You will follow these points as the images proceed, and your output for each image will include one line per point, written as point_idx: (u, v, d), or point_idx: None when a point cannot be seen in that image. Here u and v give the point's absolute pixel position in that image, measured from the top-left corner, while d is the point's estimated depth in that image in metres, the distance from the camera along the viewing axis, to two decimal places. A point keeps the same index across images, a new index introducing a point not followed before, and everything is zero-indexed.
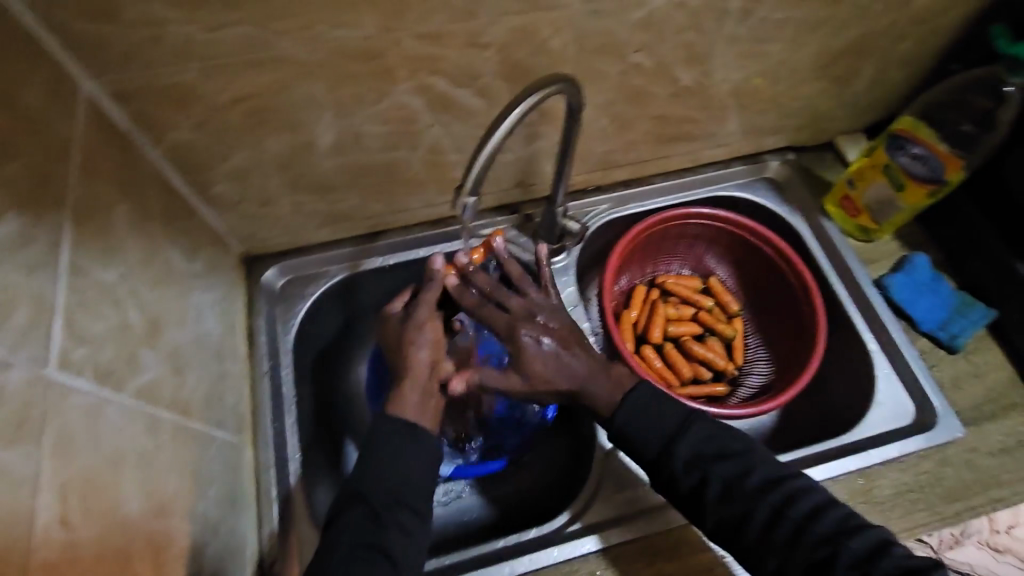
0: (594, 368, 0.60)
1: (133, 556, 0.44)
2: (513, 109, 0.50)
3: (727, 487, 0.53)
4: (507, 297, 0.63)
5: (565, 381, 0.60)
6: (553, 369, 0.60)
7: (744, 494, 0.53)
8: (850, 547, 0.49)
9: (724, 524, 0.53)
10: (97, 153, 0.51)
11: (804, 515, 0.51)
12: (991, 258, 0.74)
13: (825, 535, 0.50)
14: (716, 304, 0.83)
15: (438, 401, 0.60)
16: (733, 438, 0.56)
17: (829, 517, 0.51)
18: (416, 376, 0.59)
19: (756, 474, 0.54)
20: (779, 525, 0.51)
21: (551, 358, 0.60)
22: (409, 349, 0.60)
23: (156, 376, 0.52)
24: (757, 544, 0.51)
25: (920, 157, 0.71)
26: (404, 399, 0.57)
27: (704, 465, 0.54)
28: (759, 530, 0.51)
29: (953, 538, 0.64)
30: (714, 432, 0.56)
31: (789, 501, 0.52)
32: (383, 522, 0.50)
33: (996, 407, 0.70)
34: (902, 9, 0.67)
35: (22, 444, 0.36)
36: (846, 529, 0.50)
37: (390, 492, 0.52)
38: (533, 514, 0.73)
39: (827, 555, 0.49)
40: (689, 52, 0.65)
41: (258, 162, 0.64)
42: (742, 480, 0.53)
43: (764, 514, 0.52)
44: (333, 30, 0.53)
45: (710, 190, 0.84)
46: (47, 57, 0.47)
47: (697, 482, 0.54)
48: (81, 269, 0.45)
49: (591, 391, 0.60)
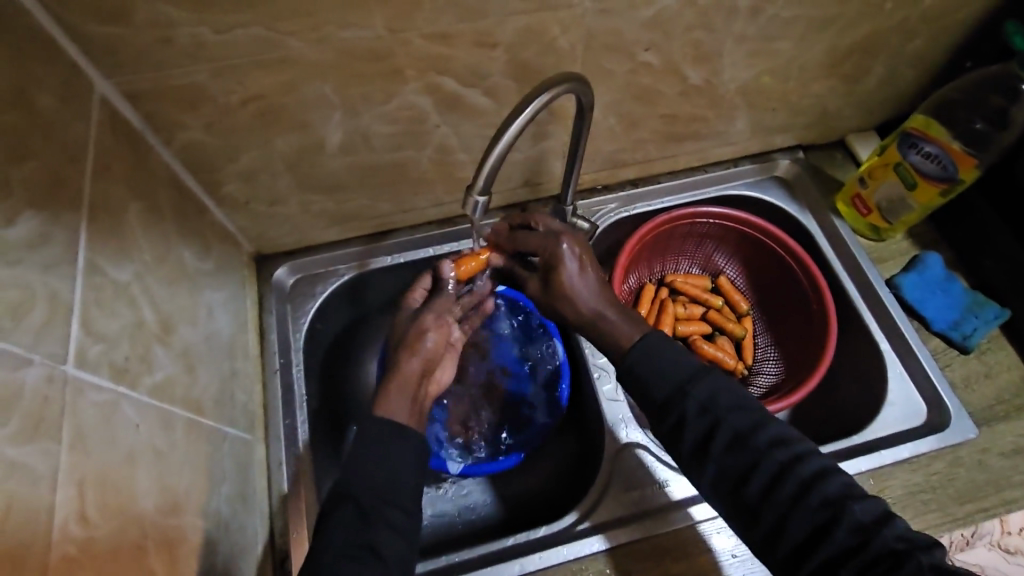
0: (615, 304, 0.61)
1: (148, 552, 0.44)
2: (524, 108, 0.50)
3: (736, 438, 0.52)
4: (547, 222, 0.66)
5: (586, 305, 0.61)
6: (579, 290, 0.61)
7: (751, 447, 0.52)
8: (854, 512, 0.48)
9: (727, 474, 0.52)
10: (111, 151, 0.51)
11: (812, 476, 0.50)
12: (1004, 255, 0.74)
13: (830, 497, 0.49)
14: (725, 303, 0.83)
15: (422, 409, 0.57)
16: (750, 395, 0.55)
17: (837, 480, 0.50)
18: (404, 382, 0.57)
19: (769, 429, 0.52)
20: (783, 481, 0.50)
21: (579, 277, 0.61)
22: (401, 354, 0.58)
23: (169, 374, 0.53)
24: (757, 498, 0.51)
25: (932, 156, 0.70)
26: (389, 401, 0.55)
27: (717, 411, 0.53)
28: (761, 486, 0.51)
29: (964, 539, 0.63)
30: (731, 385, 0.55)
31: (797, 461, 0.51)
32: (370, 521, 0.49)
33: (1008, 407, 0.69)
34: (914, 6, 0.66)
35: (41, 441, 0.36)
36: (854, 493, 0.49)
37: (379, 493, 0.50)
38: (543, 509, 0.73)
39: (827, 519, 0.48)
40: (699, 51, 0.65)
41: (268, 162, 0.64)
42: (753, 434, 0.52)
43: (769, 471, 0.51)
44: (344, 30, 0.53)
45: (718, 189, 0.84)
46: (62, 56, 0.47)
47: (705, 428, 0.53)
48: (97, 267, 0.45)
49: (610, 323, 0.60)
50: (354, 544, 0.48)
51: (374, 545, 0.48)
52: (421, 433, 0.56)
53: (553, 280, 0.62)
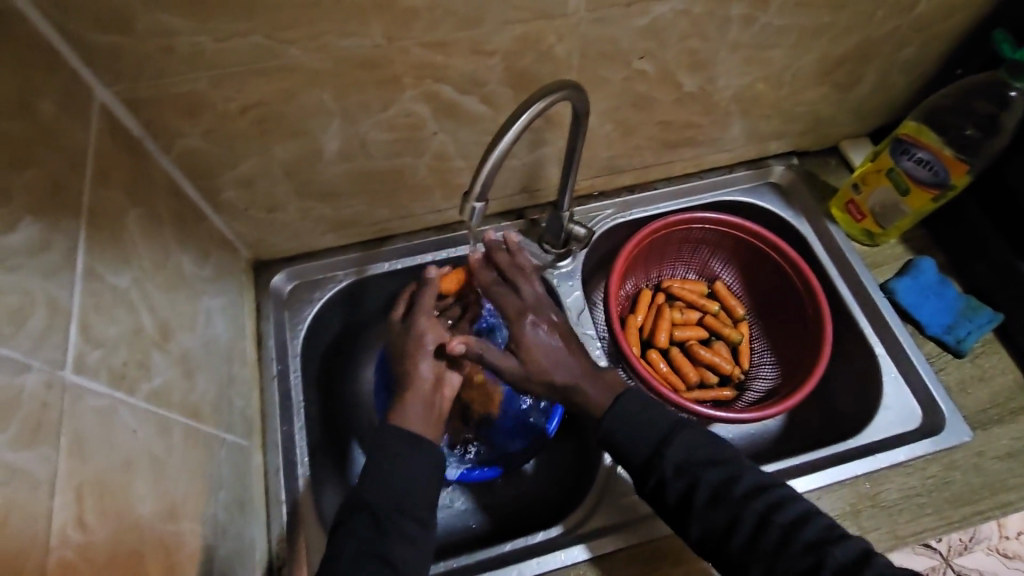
0: (586, 371, 0.62)
1: (146, 558, 0.44)
2: (520, 116, 0.50)
3: (715, 493, 0.55)
4: (521, 282, 0.65)
5: (562, 375, 0.61)
6: (552, 362, 0.62)
7: (730, 502, 0.54)
8: (834, 555, 0.51)
9: (711, 531, 0.54)
10: (111, 158, 0.51)
11: (789, 523, 0.53)
12: (996, 261, 0.74)
13: (808, 543, 0.52)
14: (722, 308, 0.84)
15: (440, 411, 0.60)
16: (723, 447, 0.58)
17: (814, 525, 0.53)
18: (418, 390, 0.59)
19: (744, 481, 0.55)
20: (765, 531, 0.53)
21: (551, 352, 0.62)
22: (413, 359, 0.61)
23: (168, 380, 0.53)
24: (743, 550, 0.53)
25: (925, 162, 0.71)
26: (407, 410, 0.58)
27: (692, 470, 0.56)
28: (746, 536, 0.53)
29: (962, 544, 0.65)
30: (703, 439, 0.58)
31: (774, 508, 0.53)
32: (385, 530, 0.52)
33: (1002, 411, 0.70)
34: (905, 15, 0.67)
35: (40, 446, 0.37)
36: (831, 537, 0.52)
37: (393, 504, 0.53)
38: (537, 518, 0.73)
39: (812, 563, 0.51)
40: (694, 58, 0.65)
41: (266, 169, 0.65)
42: (730, 487, 0.55)
43: (750, 522, 0.53)
44: (343, 39, 0.53)
45: (714, 195, 0.85)
46: (63, 65, 0.47)
47: (684, 488, 0.55)
48: (96, 273, 0.45)
49: (586, 393, 0.61)
50: (369, 555, 0.51)
51: (385, 554, 0.51)
52: (439, 440, 0.59)
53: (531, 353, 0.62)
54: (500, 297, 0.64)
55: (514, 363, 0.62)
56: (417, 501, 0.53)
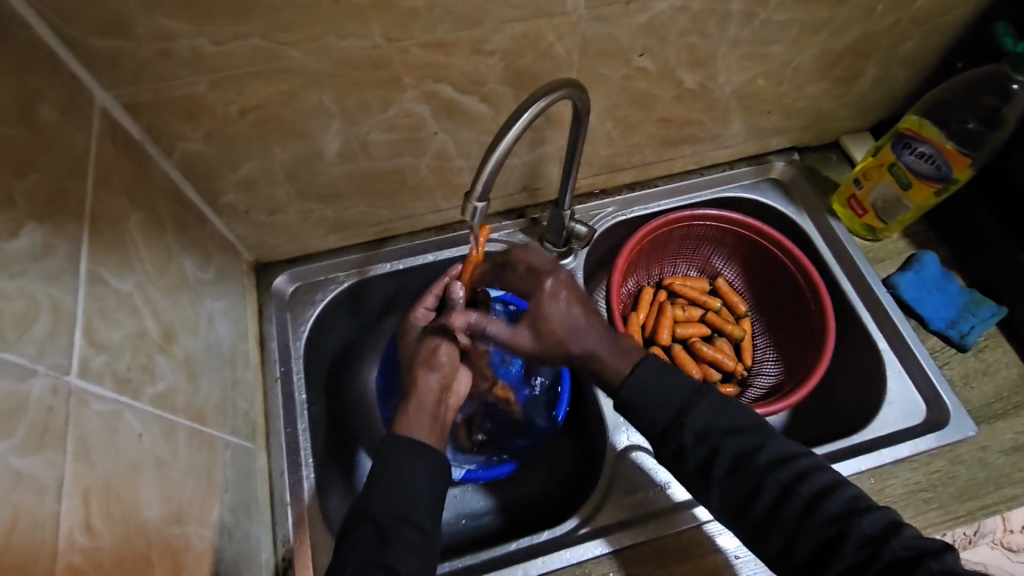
0: (606, 341, 0.62)
1: (153, 562, 0.44)
2: (520, 115, 0.50)
3: (737, 461, 0.55)
4: (530, 254, 0.66)
5: (579, 346, 0.62)
6: (570, 334, 0.63)
7: (751, 471, 0.54)
8: (860, 526, 0.50)
9: (731, 498, 0.55)
10: (111, 162, 0.51)
11: (815, 494, 0.53)
12: (999, 255, 0.74)
13: (833, 515, 0.51)
14: (724, 304, 0.84)
15: (442, 425, 0.61)
16: (747, 417, 0.57)
17: (840, 497, 0.52)
18: (422, 400, 0.60)
19: (767, 450, 0.55)
20: (787, 502, 0.53)
21: (570, 320, 0.63)
22: (420, 370, 0.63)
23: (172, 383, 0.53)
24: (765, 520, 0.53)
25: (927, 156, 0.71)
26: (410, 420, 0.59)
27: (713, 438, 0.56)
28: (767, 506, 0.53)
29: (966, 538, 0.63)
30: (728, 407, 0.58)
31: (798, 480, 0.53)
32: (389, 539, 0.51)
33: (1007, 405, 0.70)
34: (905, 8, 0.67)
35: (46, 452, 0.36)
36: (855, 508, 0.52)
37: (396, 509, 0.53)
38: (541, 515, 0.73)
39: (837, 534, 0.51)
40: (694, 55, 0.65)
41: (269, 172, 0.65)
42: (752, 456, 0.55)
43: (773, 493, 0.53)
44: (343, 40, 0.53)
45: (716, 191, 0.84)
46: (63, 70, 0.47)
47: (705, 456, 0.55)
48: (100, 277, 0.46)
49: (602, 361, 0.62)
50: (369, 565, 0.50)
51: (389, 564, 0.50)
52: (441, 448, 0.59)
53: (545, 323, 0.63)
54: (509, 279, 0.68)
55: (527, 338, 0.64)
56: (417, 507, 0.53)
